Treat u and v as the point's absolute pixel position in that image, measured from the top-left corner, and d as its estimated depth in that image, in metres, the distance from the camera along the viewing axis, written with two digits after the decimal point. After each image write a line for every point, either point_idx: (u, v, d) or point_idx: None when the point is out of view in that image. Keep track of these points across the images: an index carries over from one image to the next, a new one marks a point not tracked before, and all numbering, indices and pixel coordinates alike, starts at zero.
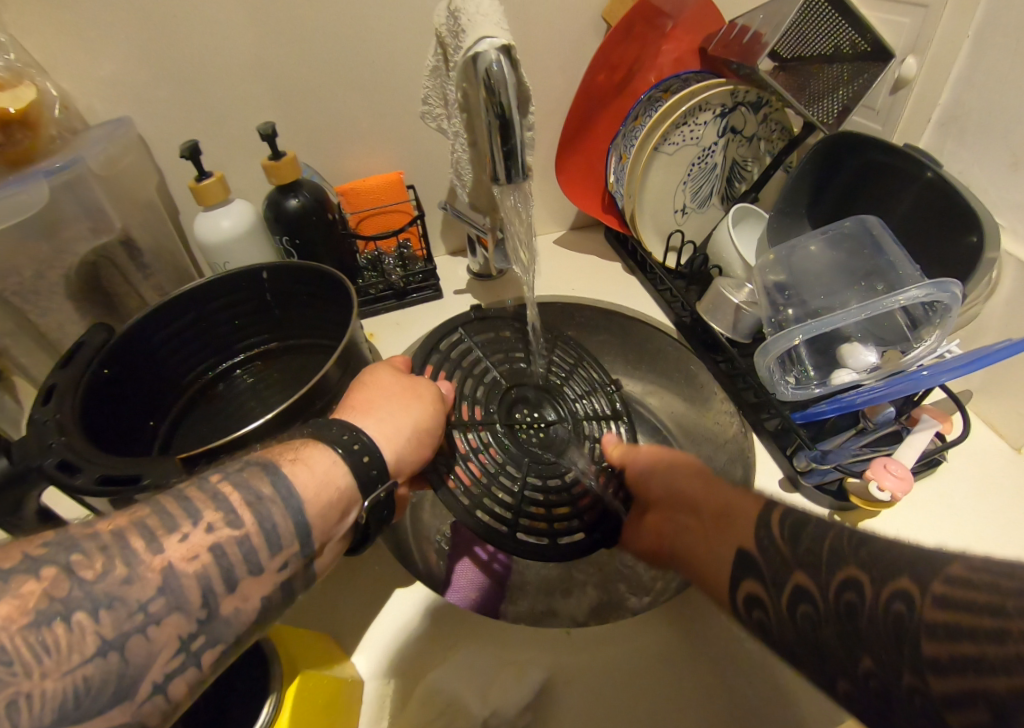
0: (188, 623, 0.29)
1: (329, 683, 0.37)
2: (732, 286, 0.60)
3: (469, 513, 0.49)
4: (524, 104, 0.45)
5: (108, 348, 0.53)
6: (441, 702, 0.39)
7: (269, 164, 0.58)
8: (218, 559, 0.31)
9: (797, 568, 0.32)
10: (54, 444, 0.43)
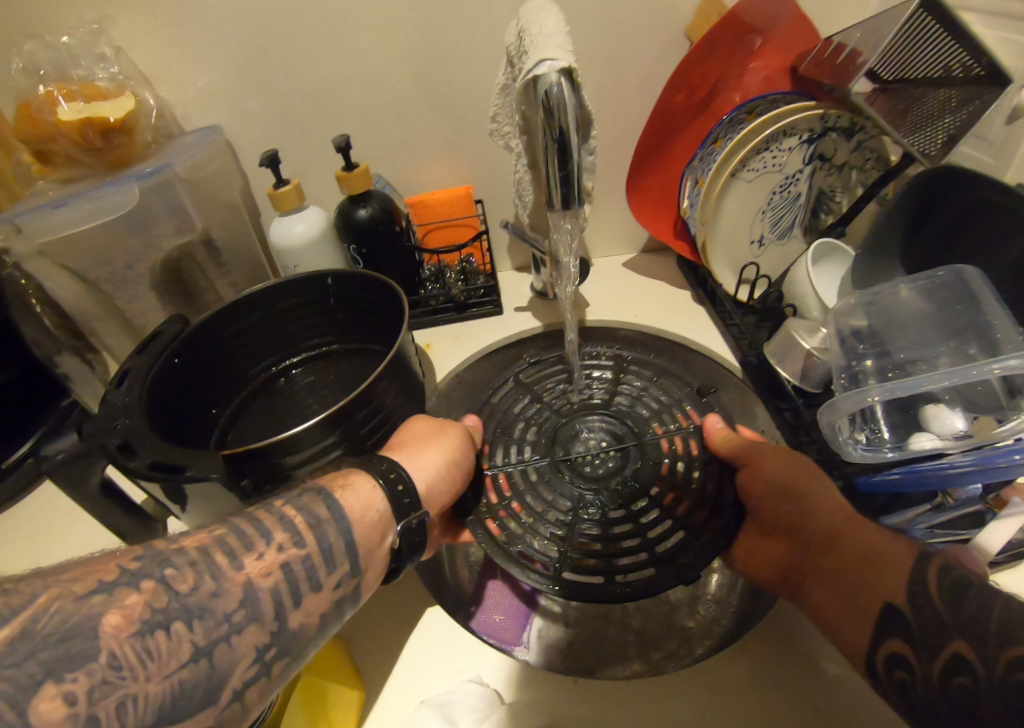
0: (263, 635, 0.30)
1: None
2: (805, 329, 0.54)
3: (511, 556, 0.47)
4: (586, 124, 0.43)
5: (180, 340, 0.57)
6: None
7: (342, 173, 0.59)
8: (287, 575, 0.32)
9: (959, 637, 0.33)
10: (120, 426, 0.47)
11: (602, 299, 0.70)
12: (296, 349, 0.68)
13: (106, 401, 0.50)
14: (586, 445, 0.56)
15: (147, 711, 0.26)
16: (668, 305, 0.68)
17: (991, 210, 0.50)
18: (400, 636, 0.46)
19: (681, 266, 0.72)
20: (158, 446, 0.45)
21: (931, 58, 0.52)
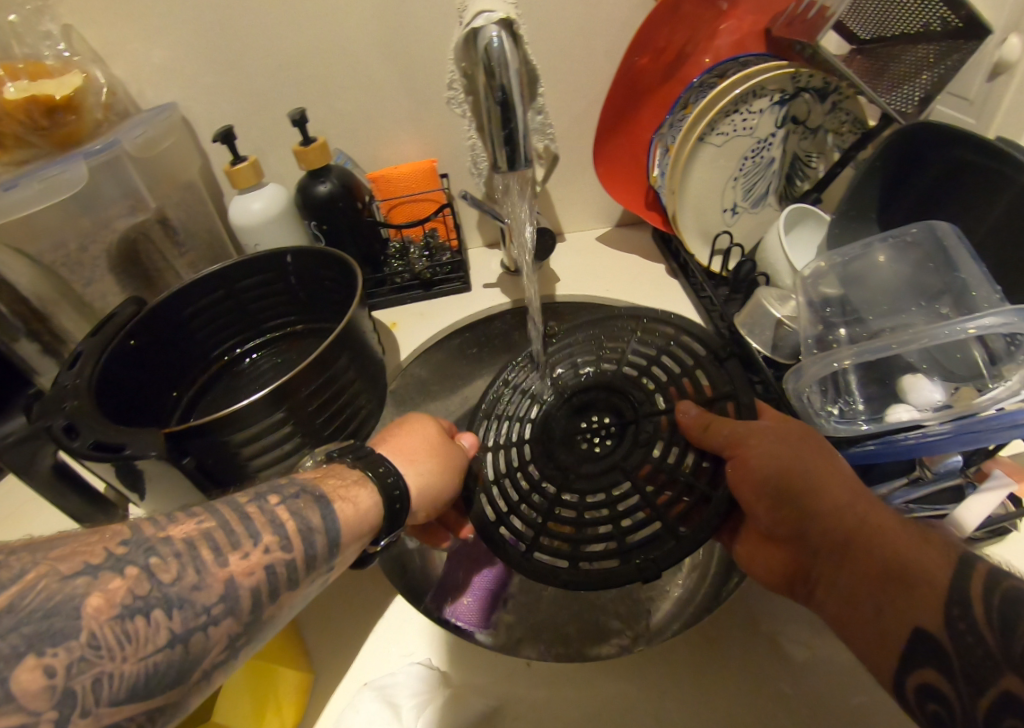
0: (238, 627, 0.28)
1: None
2: (775, 298, 0.52)
3: (490, 530, 0.47)
4: (532, 82, 0.42)
5: (137, 321, 0.55)
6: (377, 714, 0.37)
7: (299, 148, 0.57)
8: (272, 575, 0.30)
9: (1011, 672, 0.27)
10: (70, 407, 0.44)
11: (572, 273, 0.68)
12: (256, 329, 0.67)
13: (57, 383, 0.47)
14: (590, 415, 0.54)
15: (121, 694, 0.24)
16: (639, 279, 0.66)
17: (969, 171, 0.47)
18: (352, 615, 0.45)
19: (654, 239, 0.69)
20: (97, 424, 0.42)
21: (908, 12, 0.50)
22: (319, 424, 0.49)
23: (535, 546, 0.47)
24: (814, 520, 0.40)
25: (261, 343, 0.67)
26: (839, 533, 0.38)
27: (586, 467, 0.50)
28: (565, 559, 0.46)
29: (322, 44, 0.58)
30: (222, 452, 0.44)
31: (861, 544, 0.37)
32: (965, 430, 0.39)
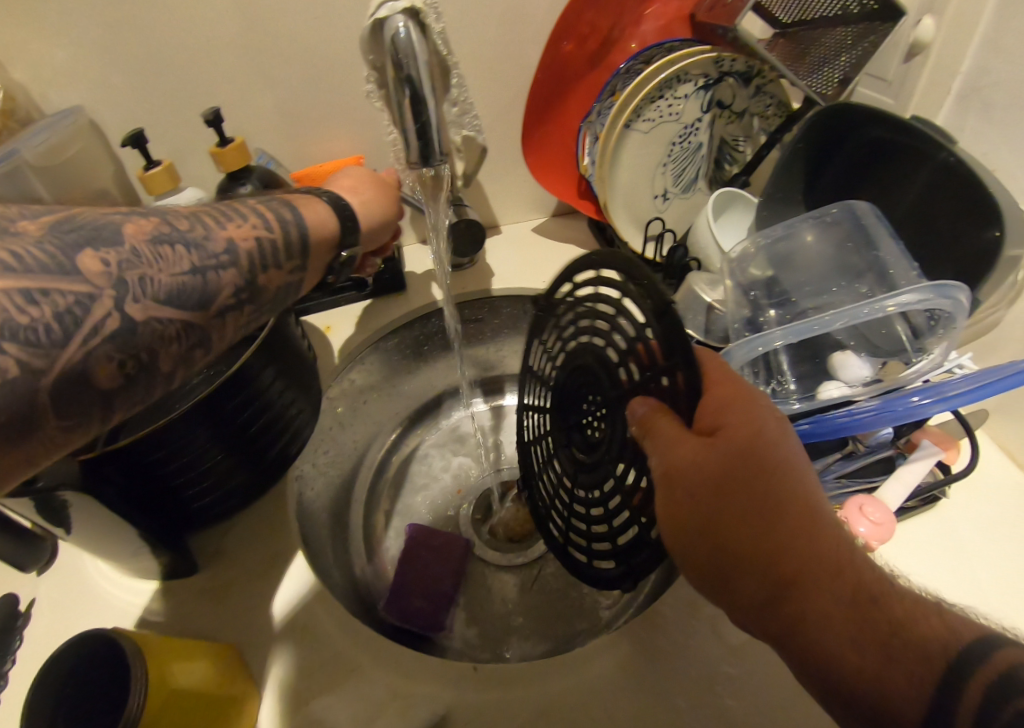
0: (168, 313, 0.32)
1: (202, 698, 0.35)
2: (706, 282, 0.52)
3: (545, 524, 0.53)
4: (445, 73, 0.41)
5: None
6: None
7: (215, 150, 0.55)
8: (186, 278, 0.33)
9: None
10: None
11: (512, 267, 0.66)
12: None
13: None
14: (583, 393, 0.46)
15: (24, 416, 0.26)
16: None
17: (890, 149, 0.48)
18: (295, 635, 0.43)
19: (592, 228, 0.69)
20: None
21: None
22: (248, 437, 0.47)
23: (565, 538, 0.49)
24: (762, 558, 0.29)
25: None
26: (795, 575, 0.28)
27: (590, 451, 0.45)
28: (581, 553, 0.47)
29: (238, 38, 0.56)
30: (149, 480, 0.41)
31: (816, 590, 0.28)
32: (891, 407, 0.40)
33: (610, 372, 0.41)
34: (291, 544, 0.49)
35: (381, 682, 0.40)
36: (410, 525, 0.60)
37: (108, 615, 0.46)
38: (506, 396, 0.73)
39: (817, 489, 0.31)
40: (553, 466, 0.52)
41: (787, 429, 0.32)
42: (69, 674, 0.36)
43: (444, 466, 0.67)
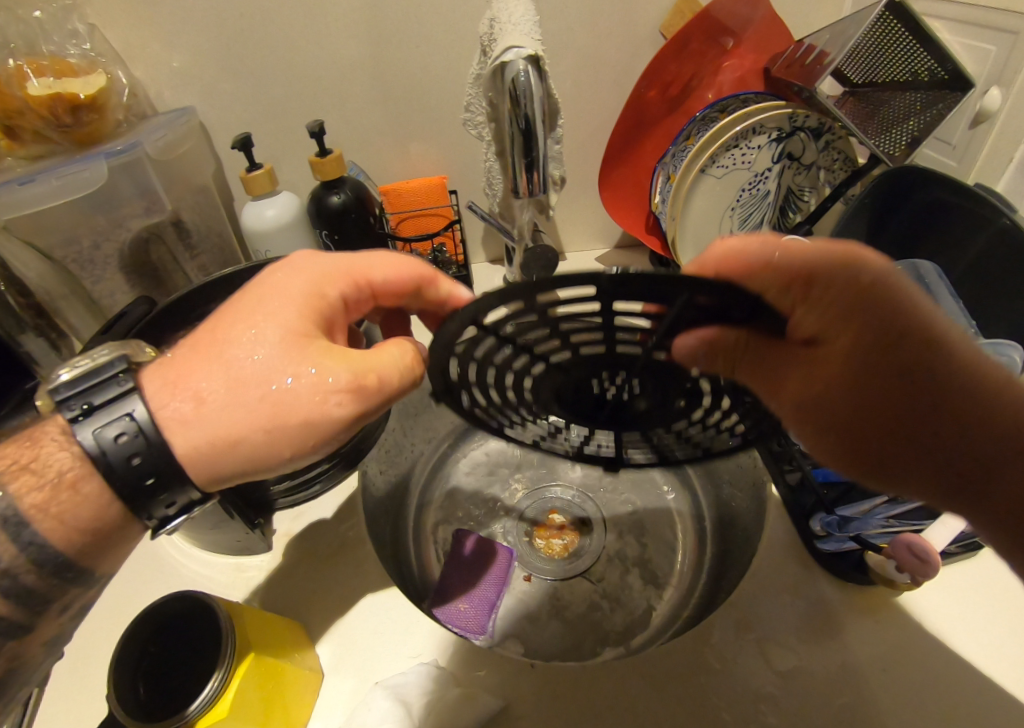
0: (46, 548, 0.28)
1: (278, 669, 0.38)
2: None
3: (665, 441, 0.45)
4: (553, 112, 0.45)
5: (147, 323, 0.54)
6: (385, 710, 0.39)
7: (314, 159, 0.58)
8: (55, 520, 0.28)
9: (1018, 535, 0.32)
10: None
11: None
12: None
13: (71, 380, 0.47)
14: (596, 384, 0.39)
15: None
16: None
17: (952, 211, 0.51)
18: (359, 620, 0.46)
19: (652, 262, 0.72)
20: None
21: (898, 59, 0.54)
22: None
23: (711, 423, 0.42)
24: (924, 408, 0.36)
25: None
26: (921, 404, 0.36)
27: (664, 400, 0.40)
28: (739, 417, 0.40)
29: (345, 58, 0.60)
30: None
31: (906, 404, 0.37)
32: None
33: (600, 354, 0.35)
34: (359, 535, 0.51)
35: (438, 672, 0.42)
36: (460, 529, 0.62)
37: (184, 582, 0.50)
38: None
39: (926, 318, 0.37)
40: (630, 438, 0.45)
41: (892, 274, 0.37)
42: (156, 633, 0.39)
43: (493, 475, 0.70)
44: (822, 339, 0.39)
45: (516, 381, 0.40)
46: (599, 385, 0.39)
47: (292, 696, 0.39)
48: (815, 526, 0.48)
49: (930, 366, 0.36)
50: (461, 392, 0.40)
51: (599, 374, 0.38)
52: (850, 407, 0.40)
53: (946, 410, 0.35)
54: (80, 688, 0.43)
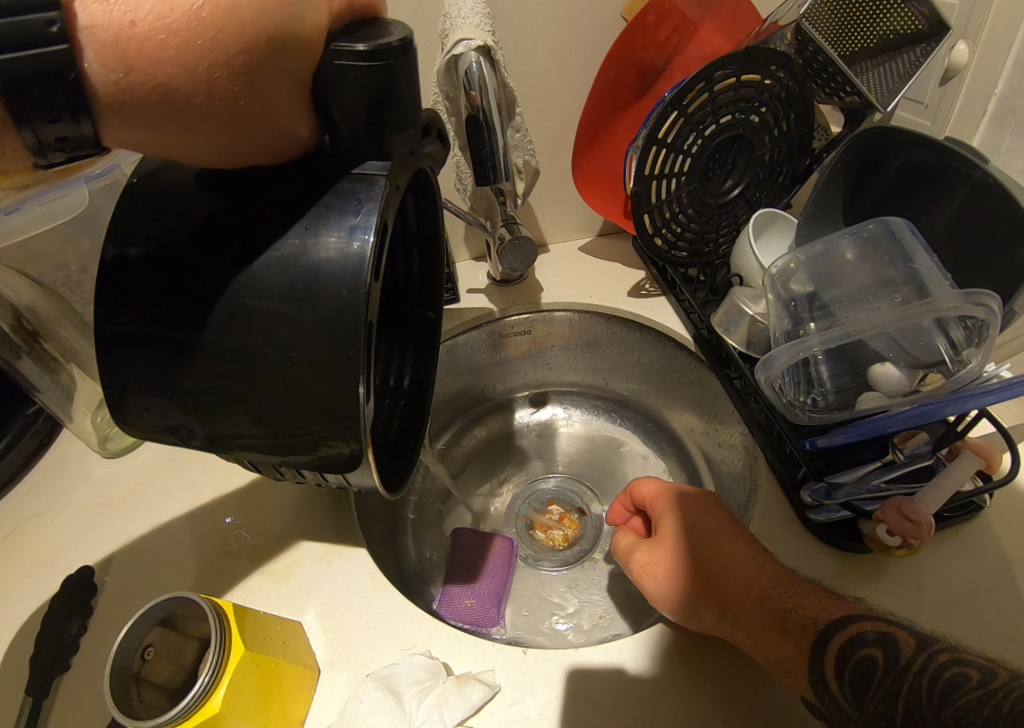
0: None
1: (271, 663, 0.38)
2: (748, 296, 0.54)
3: (735, 233, 0.63)
4: (511, 104, 0.46)
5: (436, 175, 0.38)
6: (382, 702, 0.39)
7: None
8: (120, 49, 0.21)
9: None
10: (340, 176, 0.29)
11: (557, 282, 0.70)
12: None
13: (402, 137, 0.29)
14: (722, 139, 0.56)
15: None
16: (624, 286, 0.68)
17: (931, 169, 0.50)
18: (358, 617, 0.46)
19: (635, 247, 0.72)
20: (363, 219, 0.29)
21: (880, 17, 0.52)
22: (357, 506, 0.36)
23: (775, 188, 0.63)
24: (727, 619, 0.40)
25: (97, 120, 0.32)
26: (740, 617, 0.40)
27: (752, 148, 0.58)
28: (787, 170, 0.62)
29: None
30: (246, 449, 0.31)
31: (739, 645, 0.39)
32: (924, 409, 0.40)
33: (738, 107, 0.55)
34: (352, 536, 0.52)
35: (432, 660, 0.42)
36: (458, 528, 0.65)
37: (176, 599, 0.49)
38: (546, 407, 0.75)
39: (745, 591, 0.41)
40: (741, 205, 0.62)
41: (730, 611, 0.40)
42: (159, 640, 0.40)
43: (488, 473, 0.71)
44: (754, 569, 0.42)
45: (686, 151, 0.56)
46: (725, 139, 0.56)
47: (286, 696, 0.39)
48: (804, 496, 0.47)
49: (741, 613, 0.40)
50: (658, 181, 0.56)
51: (728, 133, 0.56)
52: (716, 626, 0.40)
53: (745, 615, 0.40)
54: (81, 704, 0.43)
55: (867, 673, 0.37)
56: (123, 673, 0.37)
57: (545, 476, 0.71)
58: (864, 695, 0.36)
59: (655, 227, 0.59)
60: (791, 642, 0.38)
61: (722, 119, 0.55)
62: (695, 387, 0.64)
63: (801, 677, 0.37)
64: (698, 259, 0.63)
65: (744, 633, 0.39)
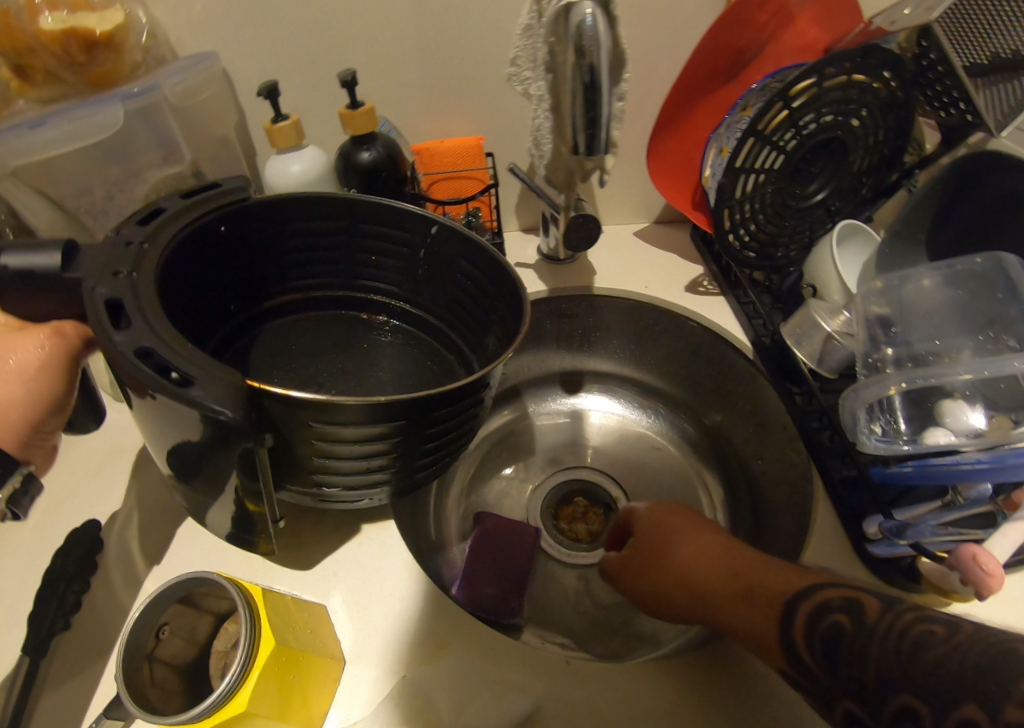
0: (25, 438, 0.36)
1: (295, 657, 0.34)
2: (826, 310, 0.51)
3: (808, 242, 0.60)
4: (620, 67, 0.40)
5: (239, 206, 0.46)
6: (418, 705, 0.36)
7: (345, 112, 0.55)
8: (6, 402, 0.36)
9: None
10: (118, 277, 0.35)
11: (610, 266, 0.66)
12: (341, 285, 0.56)
13: (121, 235, 0.39)
14: (820, 139, 0.52)
15: None
16: (682, 281, 0.64)
17: None
18: (392, 608, 0.42)
19: (695, 239, 0.68)
20: (158, 324, 0.33)
21: (999, 29, 0.47)
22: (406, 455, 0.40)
23: (856, 201, 0.59)
24: (714, 604, 0.39)
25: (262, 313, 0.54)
26: (710, 589, 0.39)
27: (846, 153, 0.55)
28: (871, 182, 0.59)
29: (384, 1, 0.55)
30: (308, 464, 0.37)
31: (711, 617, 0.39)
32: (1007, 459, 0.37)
33: (845, 107, 0.51)
34: (381, 515, 0.48)
35: (470, 665, 0.38)
36: (481, 512, 0.61)
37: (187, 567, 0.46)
38: (582, 394, 0.73)
39: (710, 568, 0.41)
40: (819, 215, 0.59)
41: (696, 577, 0.40)
42: (173, 620, 0.38)
43: (514, 458, 0.68)
44: (724, 549, 0.42)
45: (782, 146, 0.52)
46: (823, 139, 0.53)
47: (309, 690, 0.35)
48: (868, 528, 0.44)
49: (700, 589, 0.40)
50: (748, 176, 0.53)
51: (828, 132, 0.52)
52: (690, 606, 0.40)
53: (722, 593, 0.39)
54: (87, 670, 0.41)
55: (836, 641, 0.32)
56: (140, 651, 0.35)
57: (579, 464, 0.68)
58: (836, 665, 0.32)
59: (732, 224, 0.55)
60: (753, 616, 0.36)
61: (825, 117, 0.51)
62: (746, 396, 0.61)
63: (753, 636, 0.36)
64: (766, 262, 0.60)
65: (703, 593, 0.40)
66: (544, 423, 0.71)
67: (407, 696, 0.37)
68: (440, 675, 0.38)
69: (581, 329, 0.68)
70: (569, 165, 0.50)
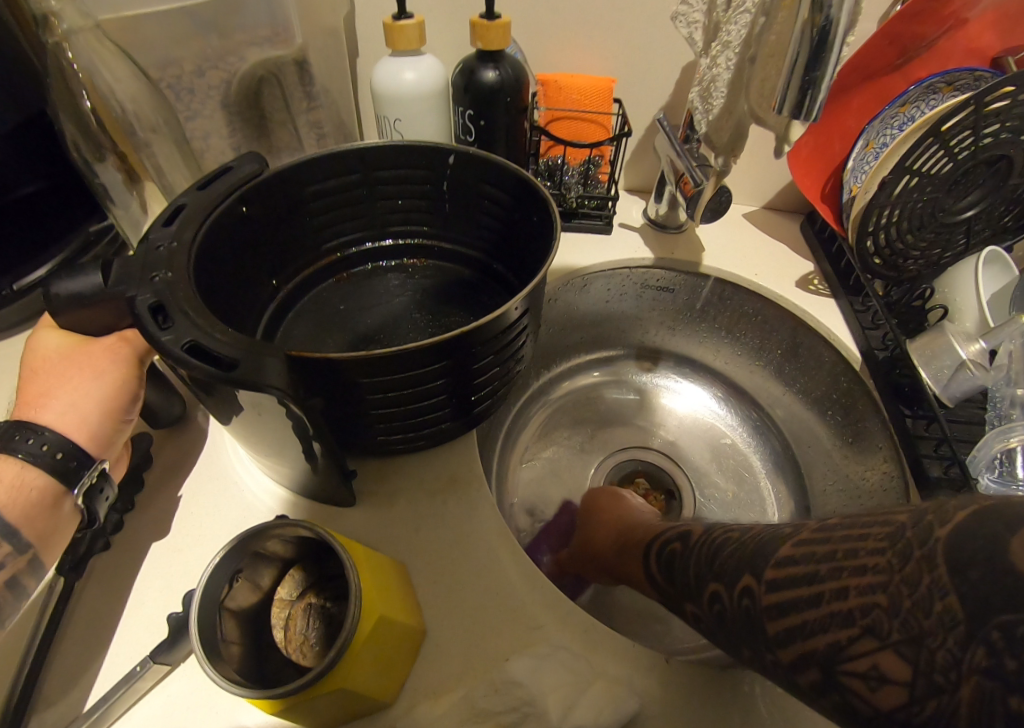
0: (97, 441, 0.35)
1: (390, 635, 0.31)
2: (962, 336, 0.48)
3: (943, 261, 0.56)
4: (851, 25, 0.34)
5: (254, 185, 0.42)
6: (519, 696, 0.32)
7: (478, 20, 0.48)
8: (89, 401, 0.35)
9: None
10: (157, 280, 0.31)
11: (718, 245, 0.62)
12: (375, 238, 0.54)
13: (148, 240, 0.34)
14: (990, 152, 0.48)
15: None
16: (792, 275, 0.60)
17: None
18: (482, 577, 0.38)
19: (810, 233, 0.64)
20: (202, 316, 0.30)
21: None
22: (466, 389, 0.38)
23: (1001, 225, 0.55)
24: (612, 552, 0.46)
25: (304, 282, 0.52)
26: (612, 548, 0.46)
27: (1010, 173, 0.51)
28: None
29: None
30: (358, 408, 0.35)
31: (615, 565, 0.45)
32: None
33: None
34: (469, 472, 0.43)
35: (575, 655, 0.34)
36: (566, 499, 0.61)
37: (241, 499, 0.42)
38: (657, 373, 0.70)
39: (623, 526, 0.47)
40: (961, 234, 0.54)
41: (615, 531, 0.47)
42: (250, 565, 0.33)
43: (576, 430, 0.65)
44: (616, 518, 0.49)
45: (952, 150, 0.48)
46: (994, 151, 0.48)
47: (399, 664, 0.32)
48: None
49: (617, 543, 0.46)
50: (908, 178, 0.49)
51: (1001, 145, 0.48)
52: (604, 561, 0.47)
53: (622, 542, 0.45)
54: (151, 578, 0.38)
55: (671, 562, 0.37)
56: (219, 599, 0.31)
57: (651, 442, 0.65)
58: (672, 576, 0.37)
59: (874, 225, 0.51)
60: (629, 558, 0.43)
61: (1005, 130, 0.47)
62: (838, 408, 0.58)
63: (644, 579, 0.40)
64: (893, 273, 0.55)
65: (617, 549, 0.45)
66: (613, 396, 0.68)
67: (504, 684, 0.32)
68: (540, 660, 0.34)
69: (672, 304, 0.65)
70: (741, 123, 0.44)
